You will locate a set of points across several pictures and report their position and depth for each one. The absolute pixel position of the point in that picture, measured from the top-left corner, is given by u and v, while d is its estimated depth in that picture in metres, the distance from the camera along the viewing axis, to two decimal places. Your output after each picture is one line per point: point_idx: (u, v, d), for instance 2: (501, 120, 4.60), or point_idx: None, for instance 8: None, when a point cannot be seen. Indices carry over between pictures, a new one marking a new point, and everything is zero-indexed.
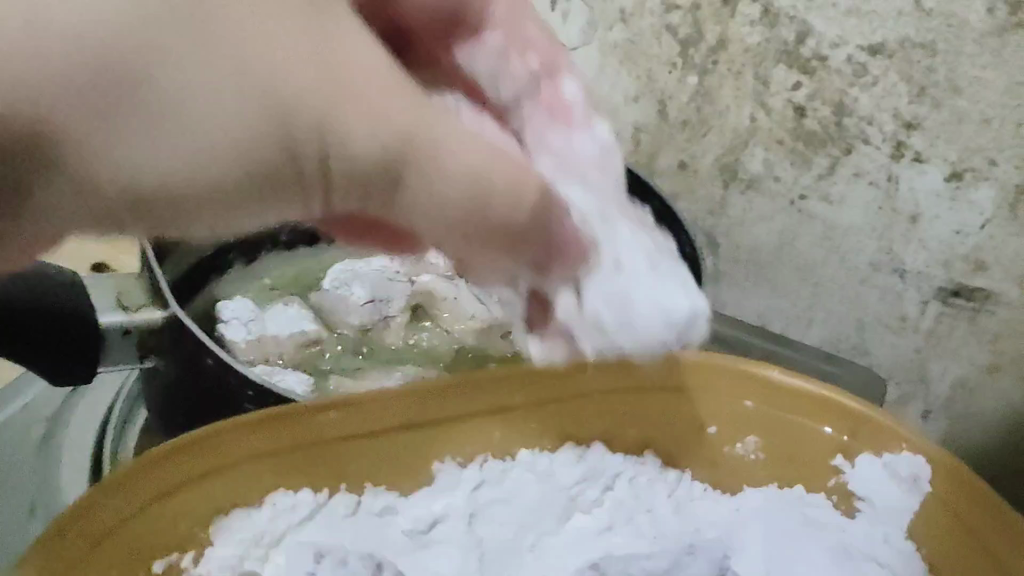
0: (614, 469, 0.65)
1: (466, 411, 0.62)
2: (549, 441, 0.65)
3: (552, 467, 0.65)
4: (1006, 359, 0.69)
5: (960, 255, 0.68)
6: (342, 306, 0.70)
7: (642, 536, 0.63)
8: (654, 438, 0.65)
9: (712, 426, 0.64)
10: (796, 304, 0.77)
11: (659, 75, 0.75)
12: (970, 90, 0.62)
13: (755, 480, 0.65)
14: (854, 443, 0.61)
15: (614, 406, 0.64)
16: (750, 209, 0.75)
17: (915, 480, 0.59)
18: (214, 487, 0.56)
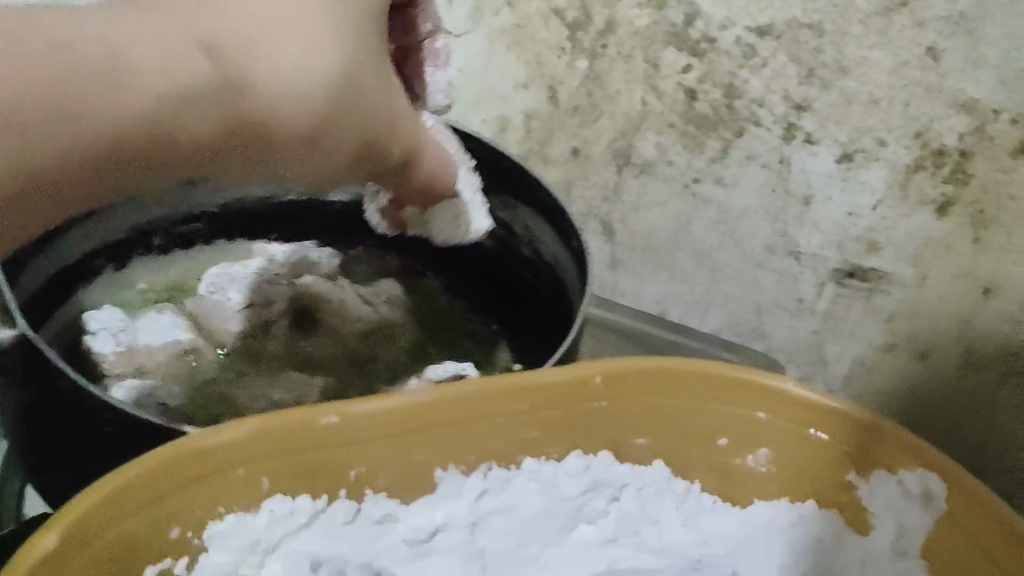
0: (621, 478, 0.54)
1: (499, 415, 0.50)
2: (541, 450, 0.52)
3: (557, 478, 0.53)
4: (901, 338, 0.70)
5: (853, 236, 0.67)
6: (219, 314, 0.64)
7: (646, 550, 0.53)
8: (661, 445, 0.53)
9: (722, 438, 0.53)
10: (694, 289, 0.76)
11: (549, 59, 0.70)
12: (858, 70, 0.61)
13: (764, 494, 0.54)
14: (866, 458, 0.50)
15: (646, 408, 0.52)
16: (644, 193, 0.72)
17: (927, 496, 0.49)
18: (203, 492, 0.45)
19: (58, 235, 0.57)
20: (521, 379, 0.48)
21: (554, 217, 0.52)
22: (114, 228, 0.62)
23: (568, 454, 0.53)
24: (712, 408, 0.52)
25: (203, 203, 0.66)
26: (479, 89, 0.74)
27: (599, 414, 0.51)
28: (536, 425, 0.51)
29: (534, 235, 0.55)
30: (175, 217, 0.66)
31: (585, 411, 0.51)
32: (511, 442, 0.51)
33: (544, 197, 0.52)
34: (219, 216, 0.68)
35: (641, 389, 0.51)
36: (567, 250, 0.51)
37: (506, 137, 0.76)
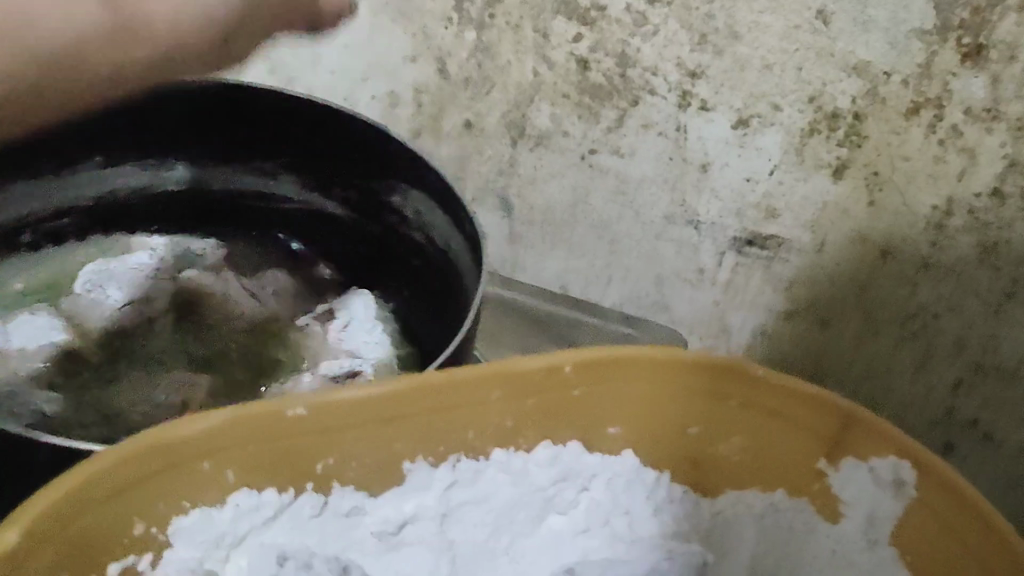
0: (591, 468, 0.50)
1: (455, 405, 0.45)
2: (511, 439, 0.48)
3: (528, 469, 0.49)
4: (801, 304, 0.69)
5: (751, 203, 0.67)
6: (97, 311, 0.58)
7: (618, 540, 0.51)
8: (633, 435, 0.49)
9: (693, 426, 0.48)
10: (593, 263, 0.75)
11: (435, 31, 0.67)
12: (750, 35, 0.60)
13: (733, 482, 0.49)
14: (843, 445, 0.45)
15: (611, 392, 0.47)
16: (541, 166, 0.71)
17: (899, 485, 0.44)
18: (168, 484, 0.40)
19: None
20: (489, 370, 0.44)
21: (447, 200, 0.50)
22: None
23: (536, 444, 0.48)
24: (683, 395, 0.47)
25: (74, 195, 0.59)
26: (365, 62, 0.70)
27: (568, 401, 0.47)
28: (506, 413, 0.46)
29: (423, 220, 0.53)
30: (42, 213, 0.58)
31: (557, 398, 0.46)
32: (480, 432, 0.47)
33: (434, 179, 0.50)
34: (92, 209, 0.61)
35: (612, 377, 0.46)
36: (459, 234, 0.50)
37: (397, 113, 0.73)
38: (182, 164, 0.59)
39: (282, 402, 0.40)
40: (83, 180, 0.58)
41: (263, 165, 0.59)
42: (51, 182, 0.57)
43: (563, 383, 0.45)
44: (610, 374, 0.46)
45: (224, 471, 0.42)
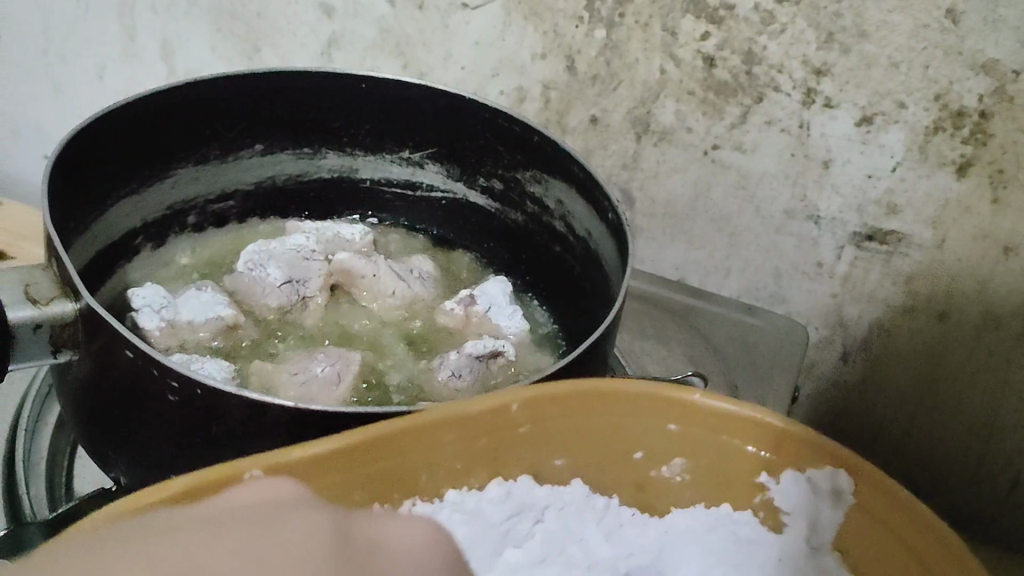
0: (542, 500, 0.47)
1: (420, 441, 0.42)
2: (459, 479, 0.46)
3: (478, 508, 0.46)
4: (920, 299, 0.70)
5: (872, 199, 0.68)
6: (256, 289, 0.54)
7: (575, 568, 0.48)
8: (579, 463, 0.48)
9: (639, 452, 0.48)
10: (713, 255, 0.76)
11: (566, 30, 0.70)
12: (877, 33, 0.62)
13: (680, 501, 0.49)
14: (777, 458, 0.47)
15: (554, 427, 0.46)
16: (664, 160, 0.73)
17: (837, 494, 0.46)
18: None
19: (97, 213, 0.52)
20: (455, 407, 0.42)
21: (589, 189, 0.52)
22: (154, 202, 0.56)
23: (489, 481, 0.47)
24: (637, 423, 0.47)
25: (237, 180, 0.59)
26: (496, 59, 0.73)
27: (511, 438, 0.46)
28: (460, 451, 0.45)
29: (565, 209, 0.54)
30: (210, 194, 0.59)
31: (501, 436, 0.45)
32: (437, 470, 0.45)
33: (576, 169, 0.52)
34: (253, 194, 0.61)
35: (560, 411, 0.45)
36: (602, 223, 0.51)
37: (525, 107, 0.75)
38: (334, 153, 0.60)
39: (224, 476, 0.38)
40: (246, 165, 0.59)
41: (405, 156, 0.60)
42: (208, 167, 0.57)
43: (509, 420, 0.44)
44: (553, 412, 0.45)
45: None
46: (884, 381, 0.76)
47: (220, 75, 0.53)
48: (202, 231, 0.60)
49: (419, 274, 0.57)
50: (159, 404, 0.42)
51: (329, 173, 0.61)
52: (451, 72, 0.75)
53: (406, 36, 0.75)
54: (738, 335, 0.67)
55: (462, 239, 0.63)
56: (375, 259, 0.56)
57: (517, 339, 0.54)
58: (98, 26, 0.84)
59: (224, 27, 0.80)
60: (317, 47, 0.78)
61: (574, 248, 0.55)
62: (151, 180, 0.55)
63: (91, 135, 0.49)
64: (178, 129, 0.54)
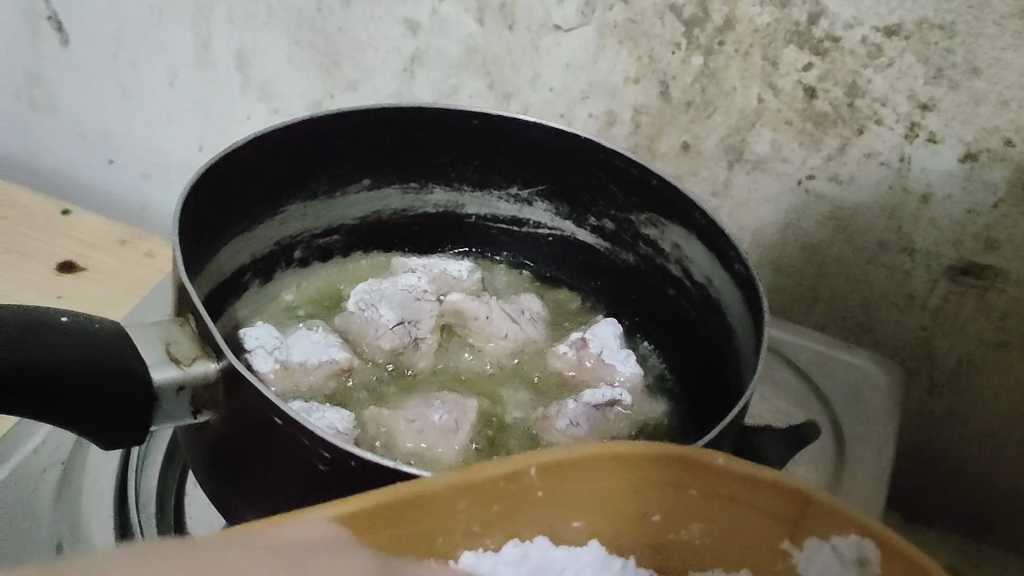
0: (559, 563, 0.46)
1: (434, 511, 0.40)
2: (478, 541, 0.43)
3: (496, 570, 0.44)
4: (1014, 336, 0.70)
5: (971, 234, 0.67)
6: (368, 332, 0.54)
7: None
8: (597, 523, 0.45)
9: (655, 514, 0.46)
10: (799, 284, 0.75)
11: (661, 56, 0.68)
12: (989, 71, 0.60)
13: (695, 564, 0.48)
14: (795, 530, 0.44)
15: (574, 493, 0.43)
16: (756, 188, 0.72)
17: (863, 565, 0.42)
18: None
19: (212, 253, 0.51)
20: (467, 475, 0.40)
21: (713, 237, 0.51)
22: (263, 239, 0.55)
23: (504, 542, 0.44)
24: (657, 488, 0.44)
25: (344, 214, 0.58)
26: (587, 82, 0.72)
27: (530, 503, 0.43)
28: (480, 519, 0.42)
29: (683, 253, 0.54)
30: (316, 229, 0.58)
31: (518, 500, 0.42)
32: (455, 539, 0.42)
33: (698, 216, 0.51)
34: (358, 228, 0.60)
35: (572, 473, 0.42)
36: (728, 273, 0.50)
37: (613, 131, 0.74)
38: (440, 188, 0.59)
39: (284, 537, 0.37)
40: (353, 199, 0.58)
41: (513, 192, 0.59)
42: (317, 203, 0.56)
43: (528, 487, 0.42)
44: (574, 477, 0.43)
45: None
46: (969, 419, 0.75)
47: (337, 113, 0.52)
48: (306, 267, 0.59)
49: (530, 314, 0.56)
50: (302, 470, 0.41)
51: (434, 208, 0.60)
52: (538, 93, 0.74)
53: (493, 56, 0.74)
54: (846, 377, 0.65)
55: (565, 275, 0.62)
56: (485, 298, 0.56)
57: (633, 384, 0.53)
58: (171, 35, 0.83)
59: (302, 39, 0.79)
60: (399, 63, 0.77)
61: (692, 295, 0.54)
62: (263, 217, 0.54)
63: (214, 177, 0.48)
64: (292, 167, 0.53)
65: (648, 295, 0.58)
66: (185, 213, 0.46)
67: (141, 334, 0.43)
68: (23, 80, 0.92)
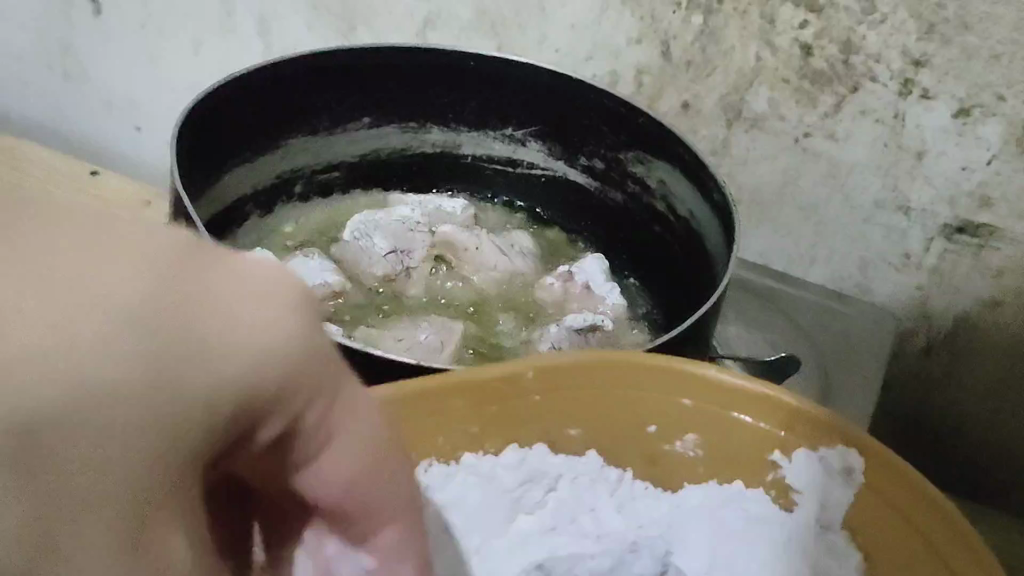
0: (555, 468, 0.54)
1: (466, 397, 0.51)
2: (479, 444, 0.54)
3: (496, 472, 0.54)
4: (1010, 294, 0.71)
5: (965, 191, 0.68)
6: (363, 258, 0.59)
7: (584, 537, 0.53)
8: (594, 435, 0.55)
9: (653, 425, 0.54)
10: (797, 246, 0.77)
11: (663, 15, 0.70)
12: (980, 25, 0.62)
13: (692, 477, 0.54)
14: (790, 437, 0.52)
15: (572, 392, 0.53)
16: (754, 147, 0.73)
17: (849, 471, 0.50)
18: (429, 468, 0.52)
19: (215, 176, 0.56)
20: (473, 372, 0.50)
21: (693, 172, 0.52)
22: (266, 171, 0.61)
23: (504, 447, 0.54)
24: (652, 395, 0.53)
25: (343, 151, 0.64)
26: (590, 44, 0.74)
27: (531, 406, 0.53)
28: (481, 416, 0.53)
29: (668, 190, 0.56)
30: (316, 166, 0.64)
31: (517, 402, 0.53)
32: (464, 437, 0.54)
33: (681, 152, 0.53)
34: (356, 164, 0.66)
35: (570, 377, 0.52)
36: (709, 205, 0.52)
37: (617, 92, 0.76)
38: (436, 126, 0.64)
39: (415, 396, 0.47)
40: (355, 137, 0.63)
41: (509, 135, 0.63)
42: (315, 139, 0.61)
43: (525, 386, 0.52)
44: (573, 381, 0.53)
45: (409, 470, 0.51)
46: (965, 375, 0.76)
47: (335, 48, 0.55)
48: (308, 202, 0.65)
49: (517, 249, 0.62)
50: None
51: (431, 148, 0.65)
52: (544, 56, 0.77)
53: (501, 18, 0.76)
54: (836, 323, 0.70)
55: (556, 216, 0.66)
56: (475, 232, 0.62)
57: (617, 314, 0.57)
58: (197, 3, 0.86)
59: (319, 6, 0.82)
60: (412, 28, 0.80)
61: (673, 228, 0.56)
62: (266, 145, 0.60)
63: (219, 98, 0.53)
64: (298, 98, 0.58)
65: (631, 231, 0.62)
66: (189, 129, 0.51)
67: None
68: (58, 50, 0.96)
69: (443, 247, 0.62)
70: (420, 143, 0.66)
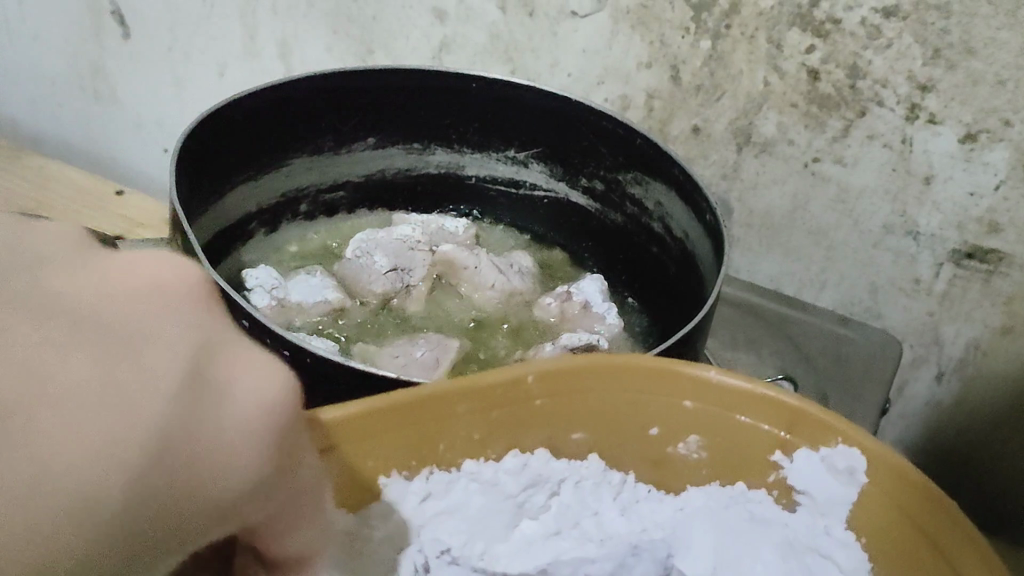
0: (559, 472, 0.52)
1: (487, 390, 0.49)
2: (480, 451, 0.51)
3: (496, 477, 0.52)
4: (1019, 320, 0.71)
5: (973, 217, 0.68)
6: (365, 276, 0.66)
7: (588, 540, 0.52)
8: (597, 439, 0.52)
9: (653, 428, 0.52)
10: (808, 270, 0.77)
11: (672, 40, 0.70)
12: (985, 51, 0.61)
13: (696, 479, 0.53)
14: (793, 438, 0.50)
15: (580, 398, 0.51)
16: (764, 171, 0.73)
17: (851, 472, 0.49)
18: (535, 439, 0.52)
19: (220, 194, 0.62)
20: (466, 379, 0.48)
21: (687, 189, 0.56)
22: (271, 191, 0.68)
23: (503, 453, 0.52)
24: (650, 400, 0.51)
25: (349, 171, 0.71)
26: (602, 68, 0.75)
27: (533, 413, 0.51)
28: (474, 426, 0.50)
29: (664, 210, 0.61)
30: (322, 185, 0.71)
31: (521, 409, 0.50)
32: (465, 441, 0.51)
33: (677, 173, 0.56)
34: (362, 184, 0.73)
35: (575, 388, 0.50)
36: (700, 223, 0.56)
37: (629, 114, 0.76)
38: (441, 148, 0.70)
39: (513, 376, 0.49)
40: (358, 156, 0.70)
41: (513, 155, 0.70)
42: (316, 159, 0.68)
43: (526, 393, 0.50)
44: (580, 388, 0.50)
45: (482, 438, 0.51)
46: (977, 398, 0.76)
47: (364, 70, 0.63)
48: (315, 221, 0.72)
49: (515, 266, 0.68)
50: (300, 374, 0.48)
51: (435, 167, 0.72)
52: (557, 79, 0.78)
53: (515, 42, 0.77)
54: (832, 346, 0.71)
55: (557, 234, 0.74)
56: (474, 251, 0.67)
57: (612, 334, 0.63)
58: (222, 27, 0.88)
59: (339, 30, 0.83)
60: (429, 51, 0.81)
61: (661, 236, 0.63)
62: (276, 164, 0.66)
63: (236, 112, 0.59)
64: (318, 113, 0.65)
65: (624, 243, 0.68)
66: (201, 143, 0.57)
67: None
68: (88, 72, 0.99)
69: (442, 263, 0.67)
70: (427, 164, 0.72)
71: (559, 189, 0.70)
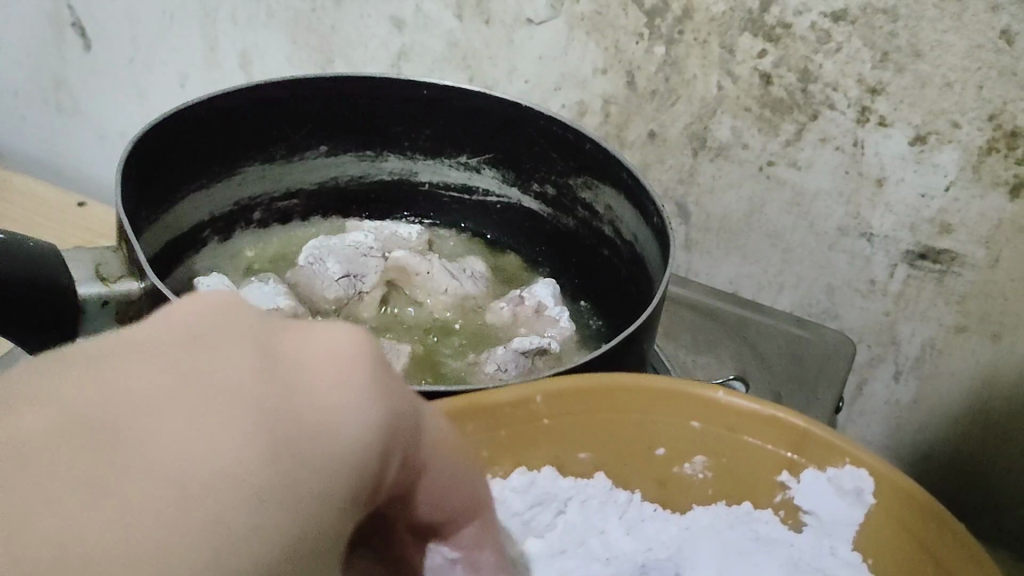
0: (566, 491, 0.52)
1: (509, 403, 0.49)
2: (488, 467, 0.52)
3: (504, 494, 0.51)
4: (972, 320, 0.71)
5: (925, 217, 0.68)
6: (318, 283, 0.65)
7: (594, 559, 0.51)
8: (604, 458, 0.53)
9: (661, 447, 0.52)
10: (766, 271, 0.78)
11: (627, 45, 0.71)
12: (932, 54, 0.61)
13: (701, 499, 0.53)
14: (800, 459, 0.51)
15: (590, 417, 0.51)
16: (719, 175, 0.74)
17: (859, 493, 0.49)
18: (542, 456, 0.52)
19: (171, 203, 0.63)
20: (481, 397, 0.48)
21: (635, 194, 0.57)
22: (222, 199, 0.68)
23: (512, 471, 0.52)
24: (659, 419, 0.51)
25: (301, 178, 0.71)
26: (559, 73, 0.75)
27: (542, 430, 0.51)
28: (484, 443, 0.50)
29: (613, 213, 0.61)
30: (275, 193, 0.71)
31: (527, 427, 0.51)
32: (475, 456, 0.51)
33: (625, 177, 0.57)
34: (315, 192, 0.73)
35: (583, 409, 0.50)
36: (647, 227, 0.56)
37: (586, 121, 0.77)
38: (394, 156, 0.71)
39: (528, 393, 0.49)
40: (310, 164, 0.71)
41: (464, 161, 0.70)
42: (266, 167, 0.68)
43: (536, 411, 0.50)
44: (584, 407, 0.50)
45: (497, 454, 0.51)
46: (935, 398, 0.77)
47: (319, 78, 0.63)
48: (266, 229, 0.72)
49: (468, 271, 0.68)
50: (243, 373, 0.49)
51: (389, 174, 0.73)
52: (515, 85, 0.78)
53: (473, 50, 0.78)
54: (787, 348, 0.71)
55: (510, 240, 0.74)
56: (427, 257, 0.68)
57: (564, 338, 0.63)
58: (183, 39, 0.88)
59: (299, 39, 0.83)
60: (388, 59, 0.82)
61: (614, 240, 0.63)
62: (227, 172, 0.67)
63: (188, 123, 0.59)
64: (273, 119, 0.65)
65: (578, 248, 0.69)
66: (149, 154, 0.57)
67: (78, 260, 0.52)
68: (50, 83, 0.99)
69: (394, 270, 0.68)
70: (380, 171, 0.73)
71: (512, 195, 0.71)
